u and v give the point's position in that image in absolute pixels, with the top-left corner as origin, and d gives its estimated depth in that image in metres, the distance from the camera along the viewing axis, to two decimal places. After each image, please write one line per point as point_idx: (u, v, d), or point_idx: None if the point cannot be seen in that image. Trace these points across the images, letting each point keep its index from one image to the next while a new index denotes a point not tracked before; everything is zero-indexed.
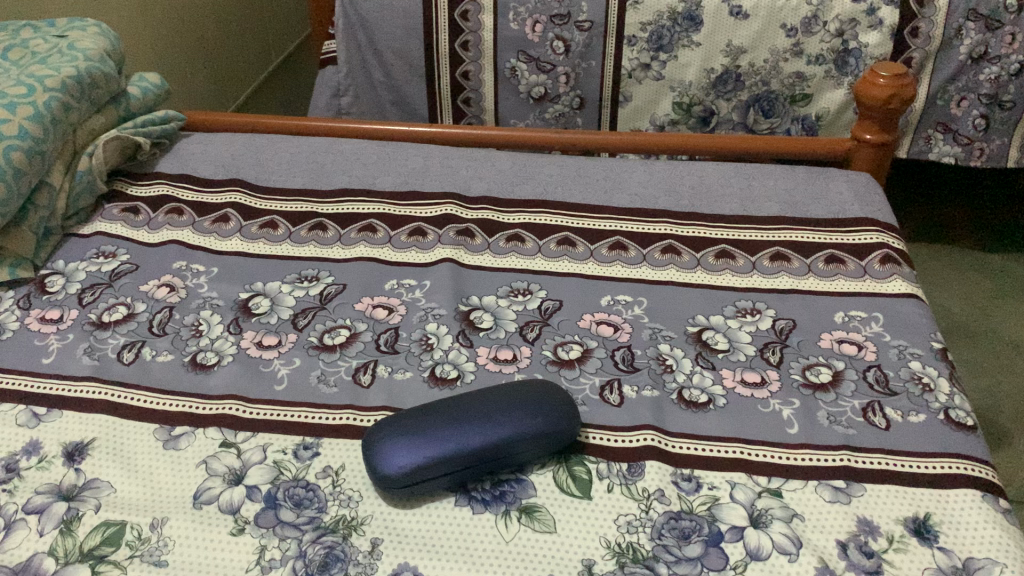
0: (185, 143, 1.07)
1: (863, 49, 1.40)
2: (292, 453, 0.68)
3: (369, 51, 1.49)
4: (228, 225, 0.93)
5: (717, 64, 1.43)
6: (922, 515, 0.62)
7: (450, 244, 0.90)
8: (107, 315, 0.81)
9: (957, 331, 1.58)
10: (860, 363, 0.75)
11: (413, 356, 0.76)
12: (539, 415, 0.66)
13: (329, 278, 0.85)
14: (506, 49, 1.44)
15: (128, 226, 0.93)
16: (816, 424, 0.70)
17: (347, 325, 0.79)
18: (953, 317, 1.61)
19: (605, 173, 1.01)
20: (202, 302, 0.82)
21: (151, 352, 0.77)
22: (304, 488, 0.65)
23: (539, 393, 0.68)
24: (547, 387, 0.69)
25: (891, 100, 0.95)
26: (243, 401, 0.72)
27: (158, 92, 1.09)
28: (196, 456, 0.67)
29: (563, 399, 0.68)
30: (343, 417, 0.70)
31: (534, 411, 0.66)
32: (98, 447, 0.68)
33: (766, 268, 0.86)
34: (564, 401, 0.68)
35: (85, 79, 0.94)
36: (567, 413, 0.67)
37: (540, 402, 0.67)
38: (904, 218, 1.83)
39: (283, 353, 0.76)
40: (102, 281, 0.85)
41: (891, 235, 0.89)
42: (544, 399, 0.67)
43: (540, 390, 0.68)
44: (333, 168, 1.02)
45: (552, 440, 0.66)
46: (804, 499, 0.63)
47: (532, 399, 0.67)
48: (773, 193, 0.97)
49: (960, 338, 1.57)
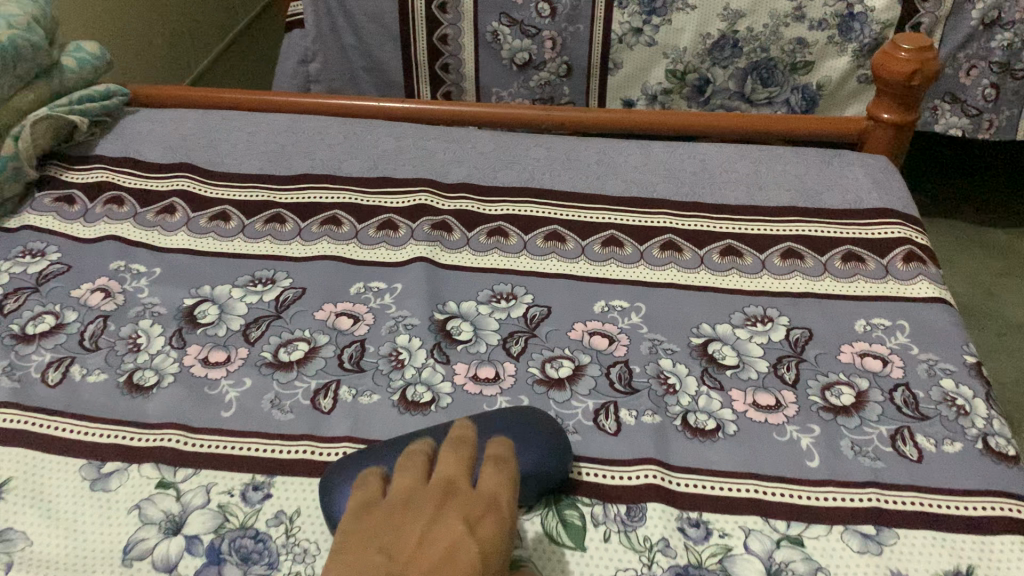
0: (129, 122, 0.96)
1: (869, 13, 1.22)
2: (239, 495, 0.59)
3: (338, 11, 1.32)
4: (174, 218, 0.82)
5: (714, 30, 1.27)
6: (964, 569, 0.54)
7: (425, 239, 0.80)
8: (31, 326, 0.71)
9: (976, 316, 1.49)
10: (885, 381, 0.67)
11: (381, 374, 0.67)
12: (529, 451, 0.57)
13: (286, 280, 0.75)
14: (487, 11, 1.28)
15: (61, 219, 0.82)
16: (839, 456, 0.61)
17: (306, 337, 0.70)
18: (970, 300, 1.52)
19: (598, 157, 0.92)
20: (141, 310, 0.72)
21: (81, 371, 0.67)
22: (252, 539, 0.56)
23: (528, 424, 0.59)
24: (535, 415, 0.61)
25: (914, 76, 0.85)
26: (184, 432, 0.63)
27: (98, 64, 0.97)
28: (128, 499, 0.58)
29: (556, 429, 0.60)
30: (300, 450, 0.61)
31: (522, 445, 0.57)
32: (13, 488, 0.59)
33: (778, 267, 0.77)
34: (558, 432, 0.60)
35: (9, 51, 0.82)
36: (561, 445, 0.59)
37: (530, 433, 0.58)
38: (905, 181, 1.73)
39: (232, 372, 0.67)
40: (28, 285, 0.75)
41: (915, 229, 0.81)
42: (533, 431, 0.59)
43: (531, 420, 0.60)
44: (295, 150, 0.91)
45: (546, 481, 0.57)
46: (828, 549, 0.55)
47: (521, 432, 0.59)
48: (782, 179, 0.87)
49: (979, 323, 1.47)
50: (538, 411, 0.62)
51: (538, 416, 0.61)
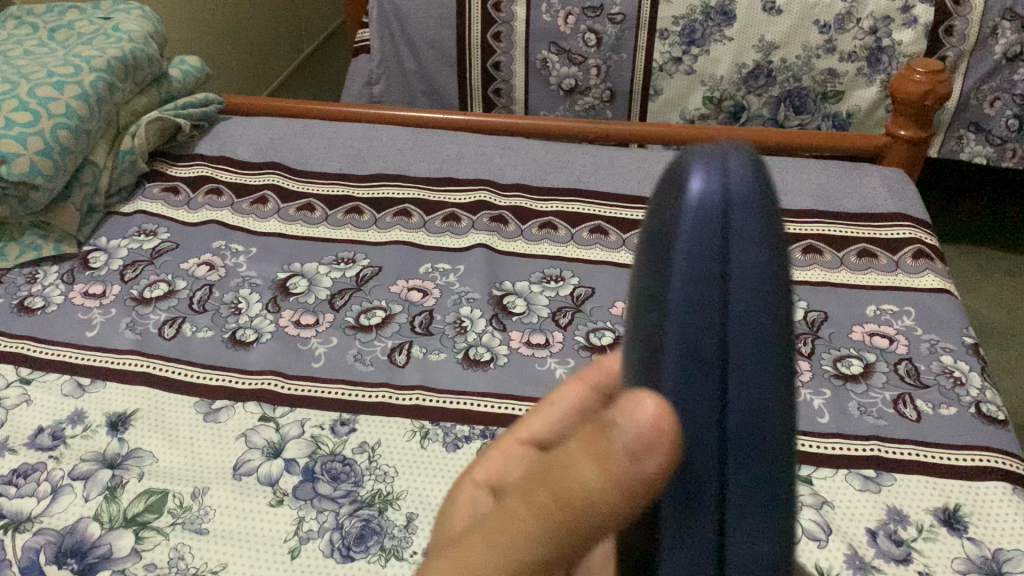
0: (222, 126, 1.10)
1: (897, 47, 1.26)
2: (329, 428, 0.69)
3: (403, 41, 1.41)
4: (266, 207, 0.94)
5: (749, 59, 1.30)
6: (951, 506, 0.62)
7: (484, 230, 0.91)
8: (148, 291, 0.83)
9: (990, 333, 1.54)
10: (891, 355, 0.76)
11: (447, 337, 0.77)
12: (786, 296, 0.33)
13: (365, 260, 0.87)
14: (538, 40, 1.34)
15: (167, 206, 0.95)
16: (847, 414, 0.70)
17: (383, 306, 0.81)
18: (986, 318, 1.58)
19: (638, 164, 1.02)
20: (240, 281, 0.84)
21: (192, 328, 0.79)
22: (341, 463, 0.66)
23: (652, 214, 0.31)
24: (698, 166, 0.29)
25: (926, 96, 0.95)
26: (281, 377, 0.73)
27: (198, 75, 1.13)
28: (236, 429, 0.69)
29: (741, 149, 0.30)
30: (379, 395, 0.72)
31: (762, 229, 0.28)
32: (141, 417, 0.70)
33: (799, 261, 0.88)
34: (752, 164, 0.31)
35: (130, 61, 0.98)
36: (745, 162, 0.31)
37: (742, 204, 0.28)
38: (930, 205, 1.79)
39: (320, 332, 0.78)
40: (144, 258, 0.87)
41: (924, 231, 0.90)
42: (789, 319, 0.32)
43: (663, 193, 0.30)
44: (369, 153, 1.03)
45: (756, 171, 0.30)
46: (834, 488, 0.64)
47: (650, 240, 0.30)
48: (806, 187, 0.98)
49: (993, 340, 1.53)
50: (686, 165, 0.29)
51: (684, 165, 0.29)
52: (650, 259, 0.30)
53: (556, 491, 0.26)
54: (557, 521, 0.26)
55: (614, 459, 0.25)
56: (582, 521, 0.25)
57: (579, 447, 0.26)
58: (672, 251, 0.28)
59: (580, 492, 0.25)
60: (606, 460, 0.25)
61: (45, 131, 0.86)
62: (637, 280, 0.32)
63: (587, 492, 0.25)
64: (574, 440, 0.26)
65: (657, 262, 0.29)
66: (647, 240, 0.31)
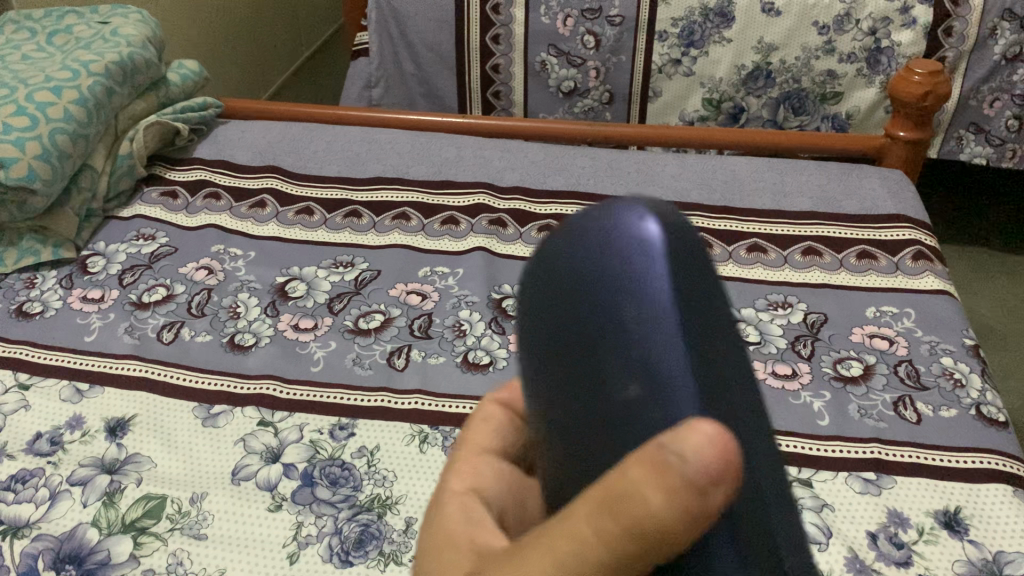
0: (221, 130, 1.10)
1: (896, 48, 1.26)
2: (327, 433, 0.68)
3: (401, 44, 1.41)
4: (264, 211, 0.94)
5: (748, 61, 1.30)
6: (952, 508, 0.62)
7: (483, 233, 0.91)
8: (147, 296, 0.83)
9: (990, 334, 1.54)
10: (890, 357, 0.75)
11: (446, 341, 0.77)
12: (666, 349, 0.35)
13: (364, 264, 0.86)
14: (537, 43, 1.34)
15: (166, 210, 0.95)
16: (847, 416, 0.70)
17: (382, 310, 0.81)
18: (986, 318, 1.58)
19: (637, 166, 1.02)
20: (239, 285, 0.84)
21: (190, 333, 0.79)
22: (340, 467, 0.66)
23: (568, 267, 0.30)
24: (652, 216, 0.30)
25: (925, 97, 0.94)
26: (280, 382, 0.73)
27: (196, 79, 1.13)
28: (235, 434, 0.69)
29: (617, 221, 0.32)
30: (378, 399, 0.72)
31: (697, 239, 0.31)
32: (139, 422, 0.70)
33: (799, 262, 0.88)
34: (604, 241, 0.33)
35: (128, 65, 0.97)
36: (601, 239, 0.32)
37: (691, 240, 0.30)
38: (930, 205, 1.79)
39: (319, 336, 0.78)
40: (142, 263, 0.87)
41: (924, 232, 0.90)
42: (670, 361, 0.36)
43: (578, 246, 0.30)
44: (368, 156, 1.03)
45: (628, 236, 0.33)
46: (834, 490, 0.64)
47: (585, 289, 0.30)
48: (805, 189, 0.98)
49: (993, 340, 1.53)
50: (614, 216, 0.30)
51: (592, 213, 0.31)
52: (598, 303, 0.29)
53: (623, 520, 0.22)
54: (631, 547, 0.23)
55: (683, 490, 0.21)
56: (655, 542, 0.22)
57: (638, 473, 0.22)
58: (650, 281, 0.28)
59: (649, 522, 0.22)
60: (676, 489, 0.21)
61: (43, 136, 0.85)
62: (565, 345, 0.30)
63: (658, 521, 0.22)
64: (632, 462, 0.22)
65: (634, 298, 0.28)
66: (577, 293, 0.30)
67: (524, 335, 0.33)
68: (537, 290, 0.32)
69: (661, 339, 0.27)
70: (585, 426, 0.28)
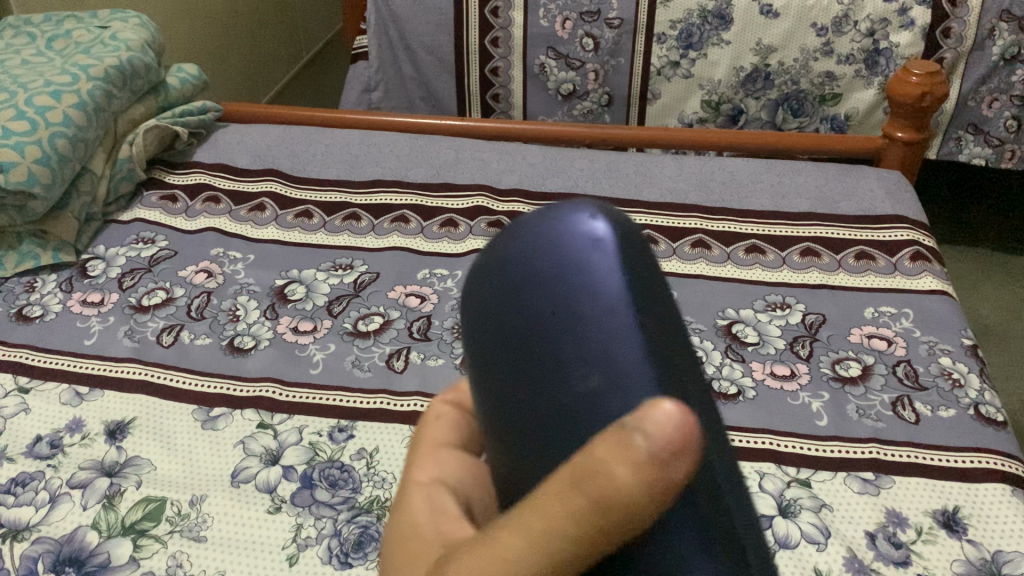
0: (221, 134, 1.10)
1: (895, 49, 1.26)
2: (326, 435, 0.69)
3: (401, 47, 1.41)
4: (264, 214, 0.95)
5: (747, 63, 1.31)
6: (950, 507, 0.62)
7: (482, 235, 0.91)
8: (147, 299, 0.83)
9: (989, 334, 1.54)
10: (889, 358, 0.75)
11: (445, 343, 0.77)
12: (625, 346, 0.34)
13: (363, 266, 0.87)
14: (535, 46, 1.35)
15: (166, 214, 0.96)
16: (845, 416, 0.70)
17: (381, 312, 0.81)
18: (984, 318, 1.58)
19: (636, 168, 1.02)
20: (238, 288, 0.84)
21: (190, 336, 0.79)
22: (338, 469, 0.66)
23: (517, 268, 0.31)
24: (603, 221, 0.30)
25: (923, 98, 0.95)
26: (280, 384, 0.73)
27: (195, 83, 1.13)
28: (233, 436, 0.69)
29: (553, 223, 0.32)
30: (377, 401, 0.72)
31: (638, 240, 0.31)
32: (139, 425, 0.70)
33: (797, 263, 0.88)
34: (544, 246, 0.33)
35: (127, 69, 0.98)
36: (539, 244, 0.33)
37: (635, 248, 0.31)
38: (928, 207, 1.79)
39: (318, 338, 0.78)
40: (142, 266, 0.88)
41: (922, 233, 0.90)
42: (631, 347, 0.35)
43: (529, 244, 0.31)
44: (368, 159, 1.04)
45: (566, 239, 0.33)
46: (832, 490, 0.64)
47: (536, 285, 0.30)
48: (804, 190, 0.98)
49: (992, 340, 1.53)
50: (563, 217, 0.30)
51: (542, 215, 0.31)
52: (557, 298, 0.29)
53: (589, 493, 0.22)
54: (599, 526, 0.22)
55: (650, 465, 0.21)
56: (619, 519, 0.22)
57: (604, 450, 0.22)
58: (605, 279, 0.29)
59: (618, 498, 0.21)
60: (643, 464, 0.21)
61: (43, 140, 0.86)
62: (520, 339, 0.30)
63: (627, 496, 0.21)
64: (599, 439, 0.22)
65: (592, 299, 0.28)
66: (534, 291, 0.30)
67: (472, 333, 0.32)
68: (486, 284, 0.32)
69: (620, 332, 0.28)
70: (541, 426, 0.28)
